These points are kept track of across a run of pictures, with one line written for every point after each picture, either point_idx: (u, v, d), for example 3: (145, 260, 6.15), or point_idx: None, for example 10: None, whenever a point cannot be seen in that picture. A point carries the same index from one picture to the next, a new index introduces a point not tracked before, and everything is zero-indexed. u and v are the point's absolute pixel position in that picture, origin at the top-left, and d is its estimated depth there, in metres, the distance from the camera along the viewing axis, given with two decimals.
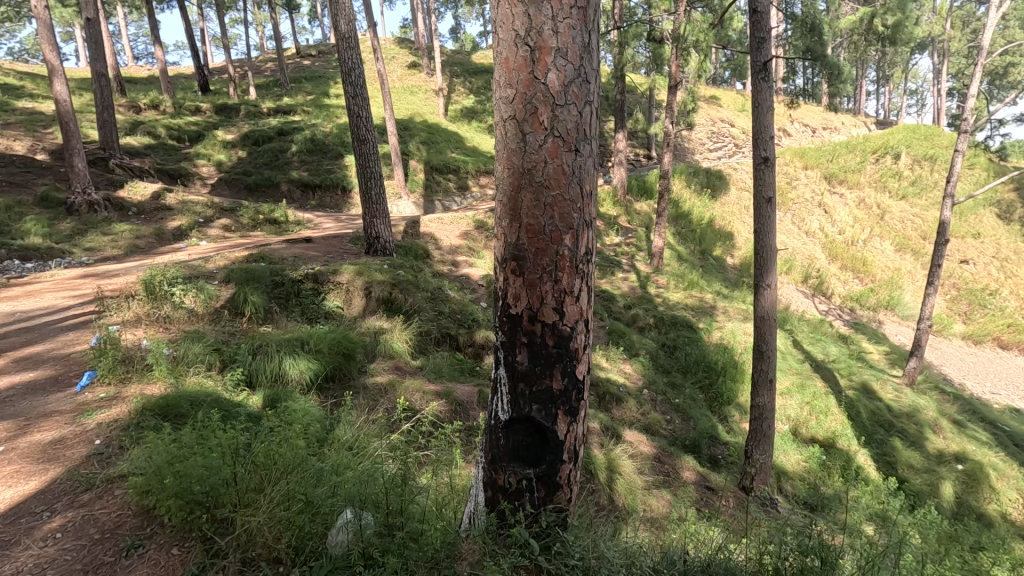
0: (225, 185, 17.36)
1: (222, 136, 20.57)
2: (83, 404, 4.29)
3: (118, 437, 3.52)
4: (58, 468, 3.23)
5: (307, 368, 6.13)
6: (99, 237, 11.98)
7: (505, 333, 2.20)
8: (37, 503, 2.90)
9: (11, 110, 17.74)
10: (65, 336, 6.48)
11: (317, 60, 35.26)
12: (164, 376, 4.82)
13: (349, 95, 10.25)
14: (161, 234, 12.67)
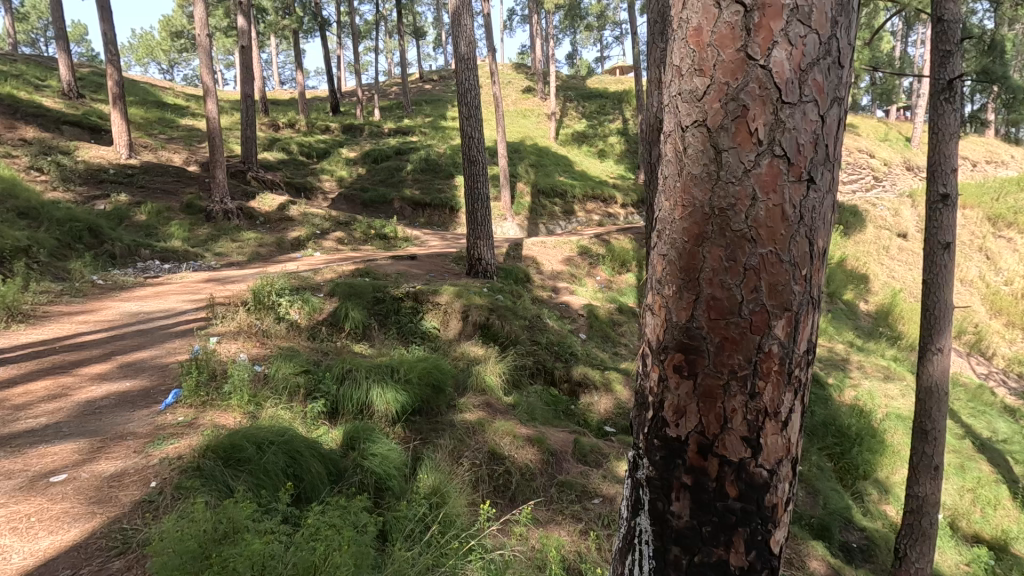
0: (343, 200, 18.11)
1: (346, 154, 21.62)
2: (159, 428, 4.02)
3: (173, 481, 3.12)
4: (101, 516, 2.85)
5: (395, 400, 5.41)
6: (228, 243, 12.65)
7: (655, 465, 1.54)
8: (64, 564, 2.51)
9: (175, 127, 19.72)
10: (171, 343, 6.24)
11: (437, 85, 36.75)
12: (242, 407, 4.56)
13: (463, 115, 9.97)
14: (281, 244, 13.21)
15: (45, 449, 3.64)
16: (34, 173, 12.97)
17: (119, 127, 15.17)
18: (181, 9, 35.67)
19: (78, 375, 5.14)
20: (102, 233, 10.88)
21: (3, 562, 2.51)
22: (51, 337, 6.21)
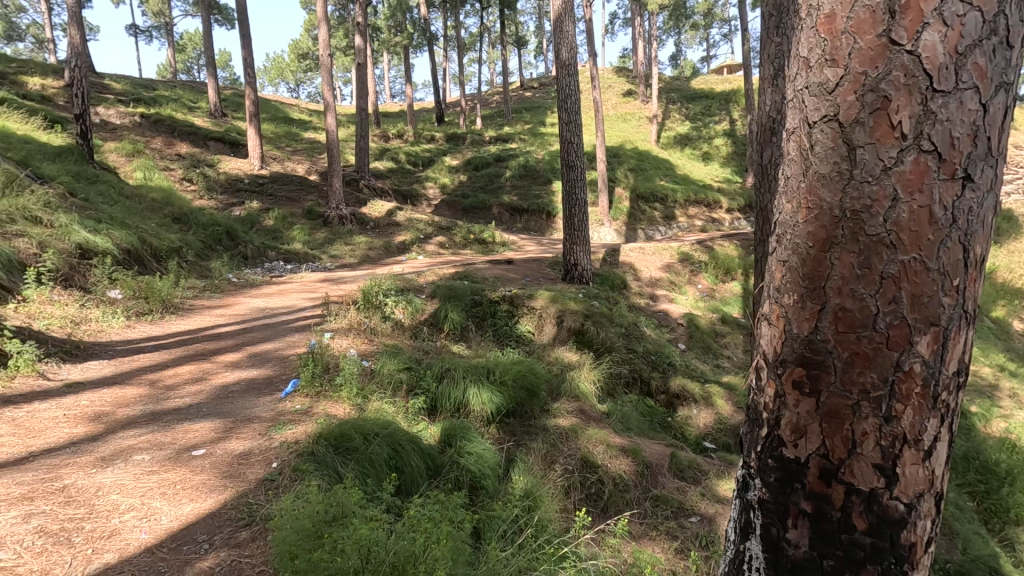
0: (445, 206, 18.86)
1: (449, 162, 22.50)
2: (281, 413, 4.42)
3: (291, 464, 3.40)
4: (232, 490, 3.17)
5: (490, 400, 5.51)
6: (342, 246, 13.63)
7: (769, 488, 1.49)
8: (202, 529, 2.81)
9: (300, 141, 21.63)
10: (291, 337, 6.81)
11: (538, 92, 37.17)
12: (351, 399, 4.87)
13: (563, 121, 9.98)
14: (388, 247, 14.01)
15: (187, 426, 4.11)
16: (185, 184, 14.82)
17: (254, 142, 16.88)
18: (307, 33, 39.15)
19: (215, 362, 5.76)
20: (237, 236, 12.17)
21: (155, 522, 2.86)
22: (195, 327, 7.02)
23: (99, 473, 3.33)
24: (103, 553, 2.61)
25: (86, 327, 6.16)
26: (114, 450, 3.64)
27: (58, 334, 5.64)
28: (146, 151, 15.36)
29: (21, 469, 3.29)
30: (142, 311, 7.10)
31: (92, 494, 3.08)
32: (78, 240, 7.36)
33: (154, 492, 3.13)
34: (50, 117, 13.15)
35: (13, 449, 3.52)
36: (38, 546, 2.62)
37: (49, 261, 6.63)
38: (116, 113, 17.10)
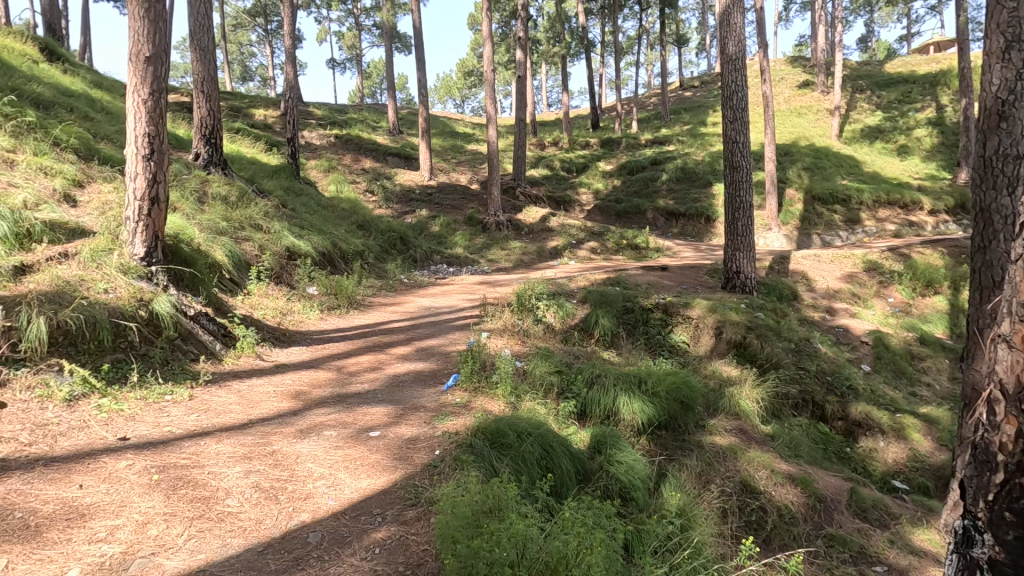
0: (598, 212, 18.83)
1: (603, 167, 22.38)
2: (443, 405, 4.76)
3: (452, 453, 3.64)
4: (401, 471, 3.48)
5: (641, 411, 5.32)
6: (498, 251, 14.30)
7: (1006, 547, 1.57)
8: (377, 503, 3.12)
9: (463, 152, 23.16)
10: (453, 334, 7.29)
11: (698, 91, 35.31)
12: (505, 397, 5.03)
13: (728, 119, 9.32)
14: (541, 252, 14.37)
15: (365, 409, 4.62)
16: (368, 195, 16.75)
17: (425, 155, 18.44)
18: (472, 51, 41.88)
19: (388, 353, 6.40)
20: (408, 241, 13.42)
21: (339, 491, 3.25)
22: (372, 322, 7.87)
23: (298, 443, 3.88)
24: (300, 512, 3.02)
25: (291, 317, 7.25)
26: (309, 424, 4.23)
27: (271, 322, 6.72)
28: (339, 167, 17.68)
29: (243, 432, 3.98)
30: (332, 306, 8.16)
31: (292, 460, 3.61)
32: (287, 244, 8.70)
33: (339, 465, 3.57)
34: (270, 142, 15.79)
35: (238, 415, 4.27)
36: (254, 498, 3.13)
37: (267, 260, 7.94)
38: (317, 135, 19.94)
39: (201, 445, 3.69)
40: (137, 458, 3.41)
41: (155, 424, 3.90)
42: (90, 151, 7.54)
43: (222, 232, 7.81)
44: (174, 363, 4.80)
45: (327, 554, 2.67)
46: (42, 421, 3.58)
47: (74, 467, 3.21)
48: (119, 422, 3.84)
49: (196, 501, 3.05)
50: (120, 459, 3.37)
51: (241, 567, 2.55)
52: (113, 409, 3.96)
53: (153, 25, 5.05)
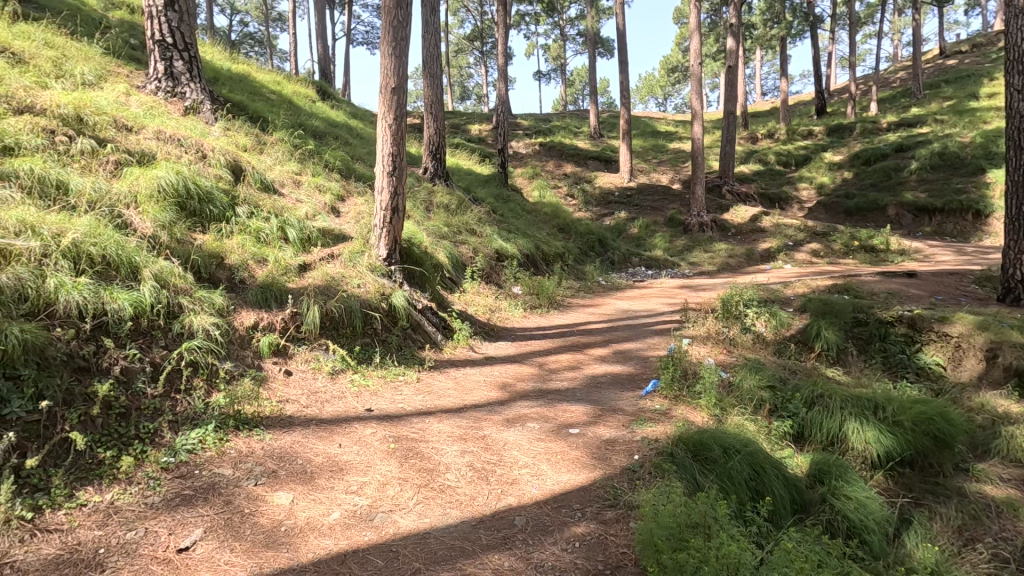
0: (822, 209, 16.53)
1: (830, 157, 19.54)
2: (642, 410, 4.67)
3: (652, 459, 3.56)
4: (601, 470, 3.52)
5: (877, 441, 4.50)
6: (701, 253, 13.48)
7: None
8: (577, 499, 3.20)
9: (665, 151, 22.37)
10: (652, 338, 7.07)
11: (968, 57, 28.61)
12: (709, 409, 4.70)
13: (1014, 87, 7.39)
14: (751, 255, 13.16)
15: (565, 406, 4.77)
16: (569, 199, 17.26)
17: (625, 157, 18.27)
18: (677, 46, 40.30)
19: (587, 354, 6.49)
20: (607, 244, 13.46)
21: (542, 481, 3.42)
22: (571, 322, 8.07)
23: (505, 431, 4.19)
24: (507, 495, 3.26)
25: (498, 314, 7.84)
26: (514, 414, 4.53)
27: (481, 318, 7.36)
28: (542, 174, 18.58)
29: (459, 415, 4.44)
30: (534, 305, 8.60)
31: (500, 446, 3.90)
32: (497, 247, 9.43)
33: (542, 456, 3.75)
34: (483, 154, 17.31)
35: (455, 400, 4.76)
36: (468, 476, 3.47)
37: (479, 262, 8.71)
38: (523, 145, 21.24)
39: (426, 422, 4.22)
40: (378, 428, 4.03)
41: (392, 401, 4.57)
42: (349, 170, 9.16)
43: (443, 236, 8.80)
44: (405, 349, 5.57)
45: (532, 538, 2.83)
46: (314, 389, 4.46)
47: (335, 429, 3.93)
48: (366, 395, 4.59)
49: (422, 471, 3.49)
50: (367, 426, 4.03)
51: (458, 536, 2.85)
52: (362, 384, 4.75)
53: (398, 60, 5.89)
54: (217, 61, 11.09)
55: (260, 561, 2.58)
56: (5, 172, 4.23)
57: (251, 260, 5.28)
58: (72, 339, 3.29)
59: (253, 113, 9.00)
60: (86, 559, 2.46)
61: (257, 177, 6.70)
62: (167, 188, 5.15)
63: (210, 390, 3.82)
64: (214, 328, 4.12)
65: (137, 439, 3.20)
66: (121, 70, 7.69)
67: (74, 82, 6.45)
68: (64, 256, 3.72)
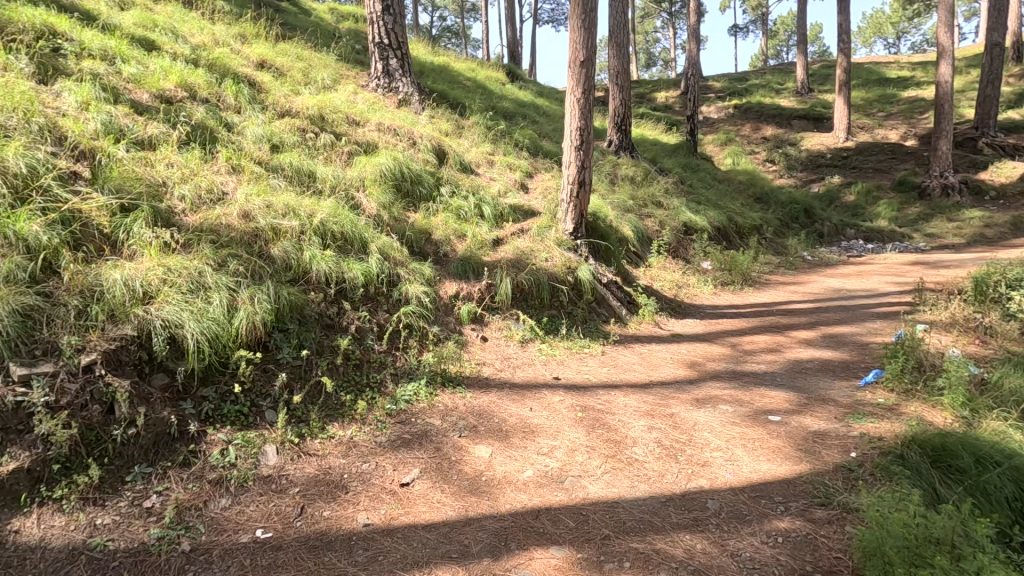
0: None
1: None
2: (860, 403, 4.07)
3: (874, 460, 3.10)
4: (808, 464, 3.18)
5: None
6: (943, 223, 11.09)
7: None
8: (779, 491, 2.94)
9: (896, 101, 18.67)
10: (873, 322, 6.06)
11: None
12: (954, 409, 3.88)
13: None
14: (1019, 224, 10.42)
15: (764, 391, 4.38)
16: (768, 165, 15.56)
17: (841, 113, 15.73)
18: None
19: (790, 336, 5.84)
20: (815, 214, 11.88)
21: (738, 467, 3.21)
22: (769, 301, 7.31)
23: (695, 411, 4.01)
24: (699, 476, 3.13)
25: (685, 290, 7.48)
26: (704, 395, 4.31)
27: (667, 294, 7.08)
28: (737, 139, 17.00)
29: (646, 391, 4.37)
30: (726, 282, 7.99)
31: (690, 426, 3.75)
32: (685, 219, 8.95)
33: (737, 442, 3.51)
34: (671, 122, 16.44)
35: (640, 375, 4.71)
36: (657, 452, 3.41)
37: (666, 235, 8.39)
38: (715, 108, 19.62)
39: (612, 395, 4.24)
40: (565, 397, 4.17)
41: (577, 371, 4.70)
42: (537, 147, 9.47)
43: (628, 209, 8.61)
44: (590, 322, 5.64)
45: (727, 525, 2.68)
46: (507, 355, 4.78)
47: (527, 393, 4.18)
48: (553, 364, 4.79)
49: (610, 442, 3.54)
50: (555, 393, 4.21)
51: (648, 511, 2.83)
52: (550, 353, 4.96)
53: (587, 32, 5.84)
54: (422, 55, 12.24)
55: (465, 504, 2.87)
56: (274, 165, 5.25)
57: (453, 236, 5.79)
58: (322, 301, 4.01)
59: (452, 100, 9.78)
60: (336, 480, 3.02)
61: (457, 159, 7.30)
62: (387, 173, 5.90)
63: (422, 349, 4.34)
64: (425, 295, 4.65)
65: (368, 387, 3.79)
66: (350, 72, 8.94)
67: (317, 87, 7.69)
68: (314, 232, 4.50)
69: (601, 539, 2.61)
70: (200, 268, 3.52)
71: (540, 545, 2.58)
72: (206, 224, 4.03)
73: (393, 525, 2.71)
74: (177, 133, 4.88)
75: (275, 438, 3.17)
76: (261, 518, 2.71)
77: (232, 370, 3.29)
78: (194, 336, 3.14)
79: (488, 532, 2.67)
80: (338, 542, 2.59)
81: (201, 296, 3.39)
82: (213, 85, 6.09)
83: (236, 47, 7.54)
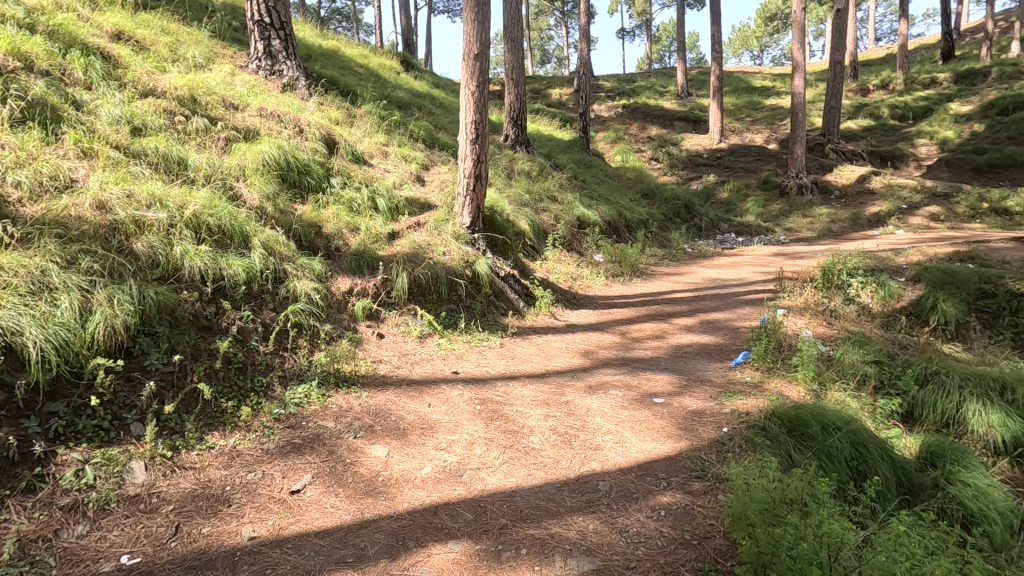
0: (945, 167, 14.16)
1: (957, 107, 16.77)
2: (731, 382, 4.51)
3: (742, 433, 3.44)
4: (687, 441, 3.46)
5: (1003, 426, 3.84)
6: (799, 219, 12.51)
7: None
8: (663, 468, 3.17)
9: (760, 108, 20.69)
10: (743, 308, 6.71)
11: None
12: (806, 382, 4.39)
13: None
14: (857, 220, 12.04)
15: (650, 375, 4.70)
16: (653, 162, 16.60)
17: (716, 116, 17.14)
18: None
19: (672, 323, 6.31)
20: (694, 209, 12.87)
21: (626, 449, 3.41)
22: (655, 291, 7.84)
23: (588, 397, 4.20)
24: (591, 460, 3.29)
25: (580, 282, 7.79)
26: (597, 381, 4.53)
27: (563, 286, 7.34)
28: (626, 137, 17.95)
29: (542, 381, 4.50)
30: (617, 274, 8.44)
31: (583, 412, 3.93)
32: (579, 214, 9.32)
33: (626, 424, 3.74)
34: (565, 118, 16.96)
35: (538, 365, 4.84)
36: (553, 440, 3.53)
37: (561, 229, 8.66)
38: (606, 107, 20.53)
39: (510, 386, 4.32)
40: (464, 391, 4.18)
41: (477, 364, 4.73)
42: (433, 140, 9.33)
43: (525, 203, 8.79)
44: (489, 315, 5.69)
45: (616, 504, 2.85)
46: (404, 351, 4.70)
47: (425, 389, 4.14)
48: (452, 358, 4.78)
49: (507, 432, 3.60)
50: (454, 388, 4.20)
51: (544, 497, 2.92)
52: (449, 348, 4.94)
53: (481, 25, 5.84)
54: (310, 38, 11.58)
55: (360, 507, 2.79)
56: (136, 150, 4.71)
57: (345, 229, 5.56)
58: (196, 301, 3.67)
59: (343, 87, 9.35)
60: (216, 494, 2.79)
61: (348, 149, 7.00)
62: (270, 161, 5.51)
63: (313, 349, 4.13)
64: (315, 292, 4.42)
65: (253, 392, 3.54)
66: (226, 51, 8.23)
67: (187, 65, 6.99)
68: (186, 226, 4.10)
69: (498, 529, 2.65)
70: (43, 267, 3.08)
71: (438, 541, 2.57)
72: (50, 215, 3.53)
73: (282, 536, 2.56)
74: (7, 109, 4.21)
75: (144, 453, 2.86)
76: (128, 543, 2.44)
77: (88, 381, 2.93)
78: (37, 345, 2.74)
79: (384, 533, 2.61)
80: (219, 560, 2.40)
81: (45, 298, 2.97)
82: (56, 55, 5.33)
83: (84, 13, 6.62)
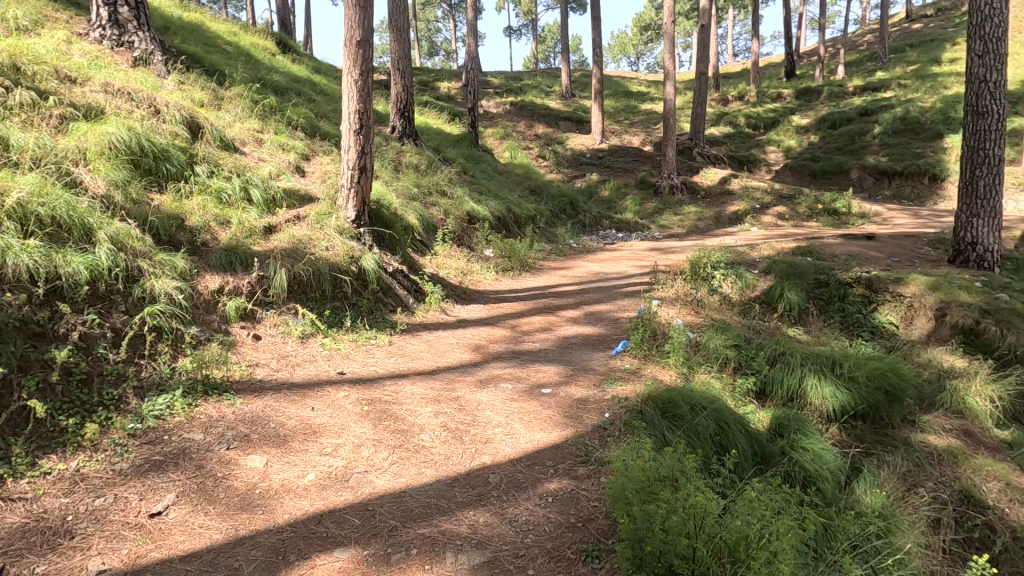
0: (789, 172, 16.09)
1: (798, 120, 19.11)
2: (612, 370, 4.79)
3: (622, 418, 3.66)
4: (573, 429, 3.61)
5: (833, 396, 4.42)
6: (671, 216, 13.57)
7: None
8: (550, 456, 3.28)
9: (637, 112, 22.08)
10: (622, 300, 7.15)
11: (933, 21, 28.33)
12: (677, 367, 4.77)
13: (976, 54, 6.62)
14: (719, 218, 13.31)
15: (538, 367, 4.85)
16: (540, 160, 17.09)
17: (597, 117, 18.02)
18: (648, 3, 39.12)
19: (559, 315, 6.56)
20: (579, 206, 13.44)
21: (516, 440, 3.49)
22: (543, 284, 8.09)
23: (479, 392, 4.23)
24: (482, 454, 3.32)
25: (470, 277, 7.81)
26: (487, 375, 4.58)
27: (453, 281, 7.31)
28: (514, 134, 18.29)
29: (432, 377, 4.45)
30: (506, 268, 8.59)
31: (474, 407, 3.95)
32: (468, 208, 9.33)
33: (515, 416, 3.82)
34: (453, 112, 16.89)
35: (428, 362, 4.79)
36: (443, 436, 3.51)
37: (450, 224, 8.62)
38: (494, 103, 20.75)
39: (399, 385, 4.22)
40: (351, 391, 4.02)
41: (364, 363, 4.57)
42: (313, 128, 8.83)
43: (413, 197, 8.62)
44: (376, 312, 5.51)
45: (505, 495, 2.90)
46: (284, 352, 4.40)
47: (308, 392, 3.92)
48: (337, 358, 4.57)
49: (397, 432, 3.52)
50: (339, 389, 4.02)
51: (434, 495, 2.90)
52: (333, 347, 4.71)
53: (362, 11, 5.61)
54: (167, 8, 10.41)
55: (234, 524, 2.58)
56: None
57: (213, 222, 5.09)
58: (23, 305, 3.15)
59: (208, 66, 8.53)
60: (54, 527, 2.42)
61: (216, 135, 6.40)
62: (119, 144, 4.88)
63: (176, 355, 3.73)
64: (177, 292, 3.99)
65: (101, 406, 3.12)
66: (60, 15, 7.15)
67: (8, 27, 5.97)
68: (9, 217, 3.51)
69: (388, 532, 2.59)
70: None
71: (322, 551, 2.45)
72: None
73: (139, 564, 2.29)
74: None
75: None
76: None
77: None
78: None
79: (263, 549, 2.44)
80: None
81: None
82: None
83: None
